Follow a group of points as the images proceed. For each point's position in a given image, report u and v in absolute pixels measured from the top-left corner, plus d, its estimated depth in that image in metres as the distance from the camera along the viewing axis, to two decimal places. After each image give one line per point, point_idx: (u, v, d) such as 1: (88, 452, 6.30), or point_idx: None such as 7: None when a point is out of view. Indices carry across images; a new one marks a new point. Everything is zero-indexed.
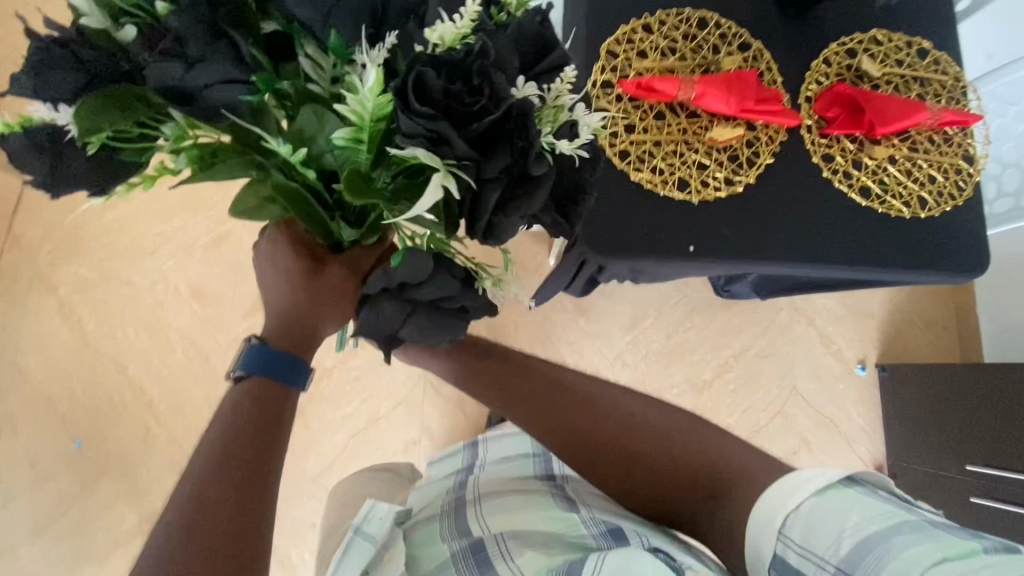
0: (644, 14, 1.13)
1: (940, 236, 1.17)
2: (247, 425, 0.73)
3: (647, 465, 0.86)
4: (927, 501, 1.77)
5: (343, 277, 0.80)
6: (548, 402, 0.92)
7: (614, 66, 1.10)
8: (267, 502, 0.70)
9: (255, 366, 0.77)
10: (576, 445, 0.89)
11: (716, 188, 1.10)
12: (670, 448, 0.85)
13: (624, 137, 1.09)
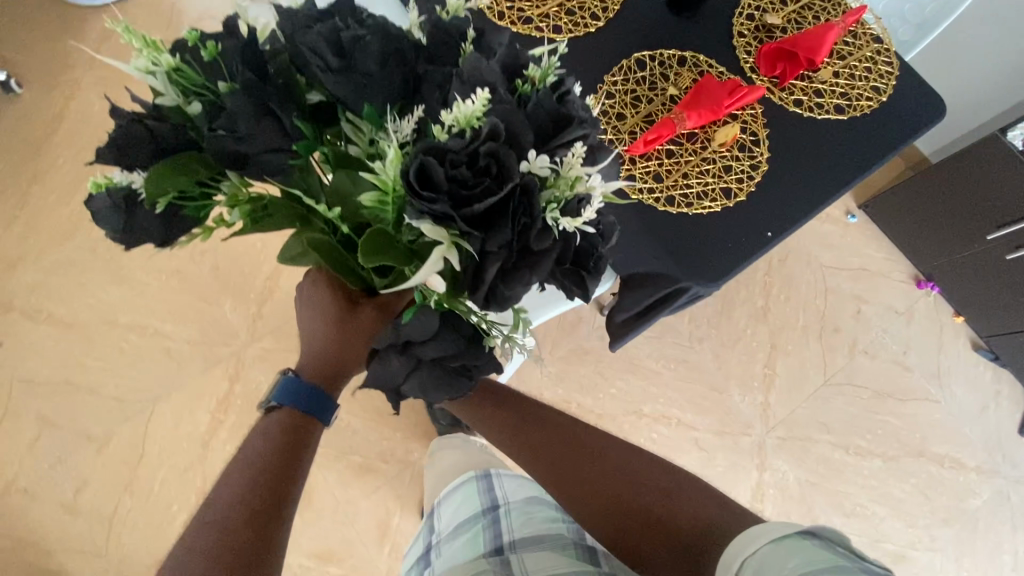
0: (599, 85, 0.87)
1: (894, 106, 0.89)
2: (259, 476, 0.54)
3: (604, 501, 0.63)
4: (976, 304, 1.41)
5: (374, 320, 0.55)
6: (523, 420, 0.74)
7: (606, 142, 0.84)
8: None
9: (292, 400, 0.56)
10: (542, 469, 0.70)
11: (756, 176, 0.83)
12: (643, 490, 0.62)
13: (653, 188, 0.82)
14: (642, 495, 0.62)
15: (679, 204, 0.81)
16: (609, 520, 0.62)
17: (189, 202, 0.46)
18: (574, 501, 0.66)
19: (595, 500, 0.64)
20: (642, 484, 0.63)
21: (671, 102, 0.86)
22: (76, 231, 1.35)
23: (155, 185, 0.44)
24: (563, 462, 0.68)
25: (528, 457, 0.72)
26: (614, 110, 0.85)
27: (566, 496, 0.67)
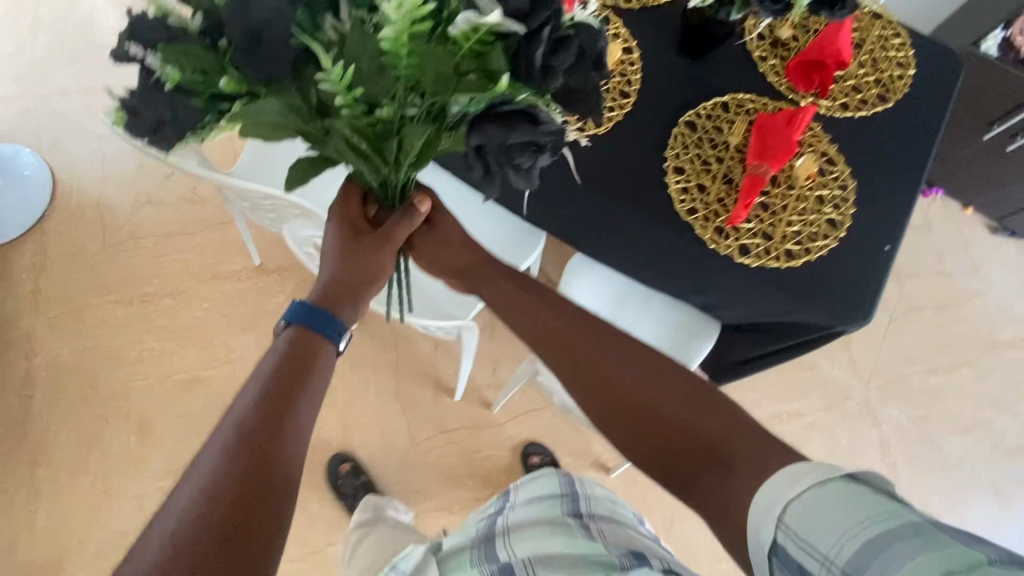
0: (664, 162, 0.82)
1: (920, 73, 0.91)
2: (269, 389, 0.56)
3: (650, 419, 0.64)
4: (984, 194, 1.49)
5: (381, 246, 0.70)
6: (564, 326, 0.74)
7: (702, 218, 0.80)
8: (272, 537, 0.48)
9: (306, 319, 0.63)
10: (589, 385, 0.70)
11: (850, 195, 0.81)
12: (688, 414, 0.62)
13: (768, 246, 0.79)
14: (683, 423, 0.62)
15: (798, 253, 0.79)
16: (648, 439, 0.64)
17: (194, 92, 0.53)
18: (616, 420, 0.67)
19: (633, 420, 0.65)
20: (689, 411, 0.62)
21: (738, 151, 0.83)
22: (112, 499, 1.19)
23: (166, 63, 0.50)
24: (614, 382, 0.68)
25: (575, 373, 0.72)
26: (693, 183, 0.81)
27: (610, 419, 0.67)
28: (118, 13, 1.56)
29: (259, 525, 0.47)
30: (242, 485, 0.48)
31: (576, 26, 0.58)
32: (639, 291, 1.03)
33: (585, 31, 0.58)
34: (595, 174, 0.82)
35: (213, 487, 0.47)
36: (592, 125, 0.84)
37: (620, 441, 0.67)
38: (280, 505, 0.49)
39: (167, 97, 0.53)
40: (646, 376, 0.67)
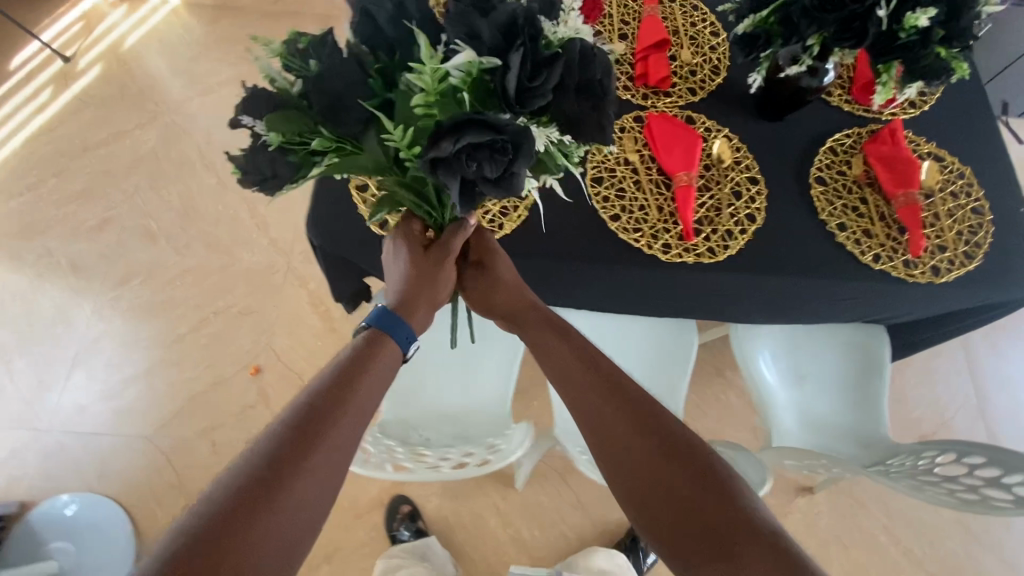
0: (825, 226, 0.86)
1: None
2: (332, 390, 0.57)
3: (669, 490, 0.57)
4: None
5: (445, 259, 0.69)
6: (581, 374, 0.68)
7: (889, 259, 0.84)
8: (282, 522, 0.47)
9: (381, 326, 0.64)
10: (611, 432, 0.62)
11: (971, 180, 0.89)
12: (706, 495, 0.56)
13: (949, 253, 0.85)
14: (703, 513, 0.55)
15: (972, 249, 0.85)
16: (658, 509, 0.57)
17: (292, 150, 0.56)
18: (617, 472, 0.61)
19: (645, 488, 0.59)
20: (721, 502, 0.55)
21: (871, 186, 0.89)
22: None
23: (269, 127, 0.53)
24: (639, 435, 0.61)
25: (582, 423, 0.65)
26: (861, 234, 0.85)
27: (621, 472, 0.60)
28: (94, 300, 1.38)
29: (267, 529, 0.46)
30: (280, 477, 0.48)
31: (564, 43, 0.51)
32: (799, 331, 1.06)
33: (575, 46, 0.51)
34: (776, 262, 0.84)
35: (243, 481, 0.48)
36: (748, 223, 0.85)
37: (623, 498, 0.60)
38: (287, 512, 0.48)
39: (267, 155, 0.54)
40: (680, 444, 0.60)
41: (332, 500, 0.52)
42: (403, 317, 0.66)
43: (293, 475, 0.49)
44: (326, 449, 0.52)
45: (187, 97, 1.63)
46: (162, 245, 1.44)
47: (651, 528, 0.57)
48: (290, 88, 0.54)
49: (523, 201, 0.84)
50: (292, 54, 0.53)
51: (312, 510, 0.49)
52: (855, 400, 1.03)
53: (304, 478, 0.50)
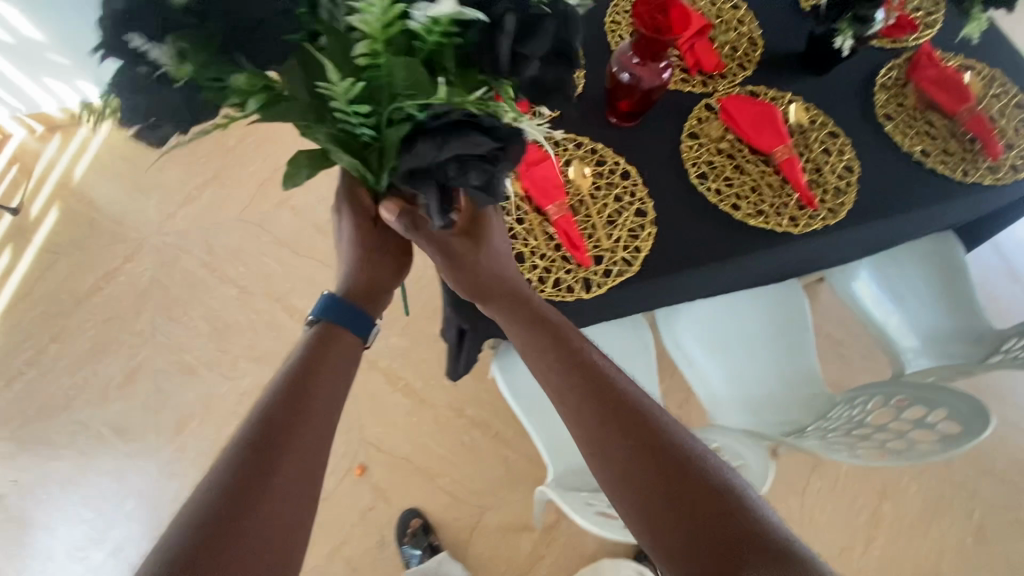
0: (912, 156, 0.91)
1: None
2: (285, 399, 0.54)
3: (673, 503, 0.54)
4: None
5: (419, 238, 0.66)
6: (587, 380, 0.64)
7: (975, 169, 0.91)
8: (261, 519, 0.47)
9: (334, 314, 0.62)
10: (611, 448, 0.59)
11: (1004, 78, 0.98)
12: (712, 506, 0.53)
13: (1018, 147, 0.92)
14: (709, 526, 0.52)
15: None
16: (663, 524, 0.54)
17: (203, 87, 0.45)
18: (613, 474, 0.58)
19: (642, 496, 0.56)
20: (731, 513, 0.52)
21: (929, 108, 0.95)
22: None
23: (175, 53, 0.42)
24: (638, 451, 0.58)
25: (581, 424, 0.62)
26: (944, 153, 0.92)
27: (624, 484, 0.57)
28: (158, 458, 1.25)
29: (252, 529, 0.46)
30: (243, 500, 0.47)
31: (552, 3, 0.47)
32: (883, 258, 1.14)
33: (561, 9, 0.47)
34: (884, 203, 0.88)
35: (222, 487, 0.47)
36: (849, 175, 0.88)
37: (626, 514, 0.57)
38: (267, 515, 0.47)
39: (173, 95, 0.45)
40: (684, 456, 0.57)
41: (311, 501, 0.51)
42: (354, 300, 0.64)
43: (269, 477, 0.49)
44: (292, 451, 0.51)
45: (168, 214, 1.48)
46: (208, 376, 1.33)
47: (647, 533, 0.55)
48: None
49: (645, 219, 0.84)
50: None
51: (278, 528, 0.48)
52: (953, 303, 1.11)
53: (279, 479, 0.49)
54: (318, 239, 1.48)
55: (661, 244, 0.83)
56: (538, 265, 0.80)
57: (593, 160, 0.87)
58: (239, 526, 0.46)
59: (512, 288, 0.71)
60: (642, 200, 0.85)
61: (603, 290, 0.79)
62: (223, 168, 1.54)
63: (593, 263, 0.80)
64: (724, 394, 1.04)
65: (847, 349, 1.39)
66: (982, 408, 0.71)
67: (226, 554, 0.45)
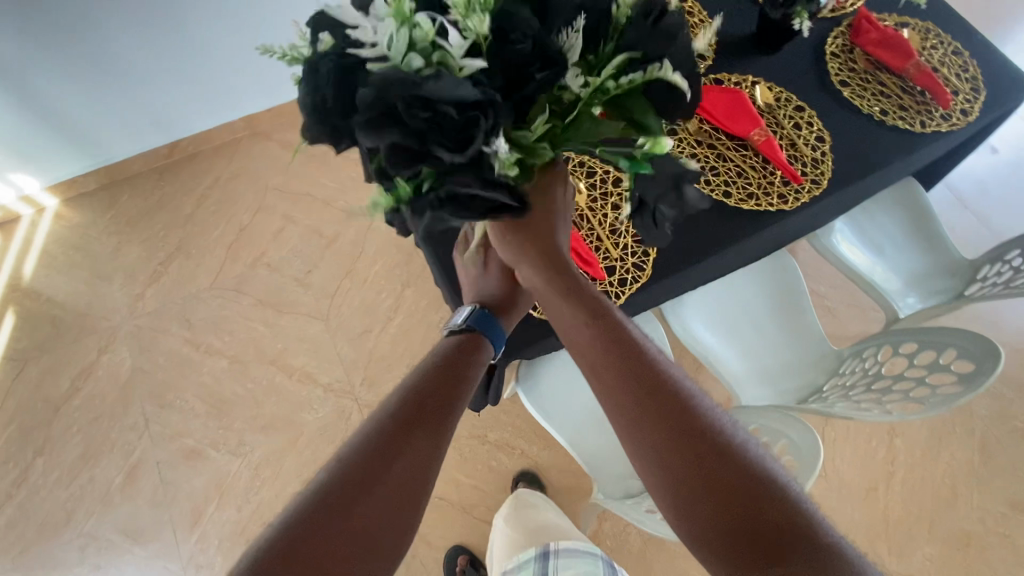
0: (872, 117, 0.97)
1: None
2: (408, 401, 0.56)
3: (711, 493, 0.51)
4: None
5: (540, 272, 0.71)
6: (625, 353, 0.60)
7: (931, 119, 0.97)
8: (365, 516, 0.48)
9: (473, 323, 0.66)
10: (645, 430, 0.55)
11: (936, 29, 1.04)
12: (751, 494, 0.50)
13: (963, 91, 0.99)
14: (744, 514, 0.50)
15: (975, 81, 1.00)
16: (697, 515, 0.51)
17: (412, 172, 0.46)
18: (650, 448, 0.55)
19: (679, 477, 0.53)
20: (768, 507, 0.49)
21: (877, 68, 1.01)
22: None
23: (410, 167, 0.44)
24: (676, 439, 0.54)
25: (616, 394, 0.58)
26: (900, 110, 0.97)
27: (660, 462, 0.54)
28: (180, 554, 1.19)
29: (352, 528, 0.47)
30: (349, 498, 0.48)
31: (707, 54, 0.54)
32: (855, 214, 1.20)
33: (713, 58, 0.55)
34: (859, 165, 0.93)
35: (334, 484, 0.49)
36: (822, 144, 0.93)
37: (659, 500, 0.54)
38: (370, 515, 0.48)
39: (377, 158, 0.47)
40: (726, 448, 0.53)
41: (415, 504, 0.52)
42: (489, 314, 0.68)
43: (376, 479, 0.50)
44: (409, 458, 0.52)
45: (137, 296, 1.44)
46: (215, 457, 1.27)
47: (681, 511, 0.52)
48: (416, 34, 0.40)
49: None
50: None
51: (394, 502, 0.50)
52: (927, 245, 1.18)
53: (385, 480, 0.50)
54: (300, 293, 1.44)
55: (665, 242, 0.85)
56: None
57: (584, 174, 0.88)
58: (344, 527, 0.47)
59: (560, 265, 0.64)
60: None
61: (621, 300, 0.81)
62: (186, 239, 1.52)
63: (607, 275, 0.82)
64: (740, 373, 1.08)
65: (834, 302, 1.46)
66: (993, 348, 0.75)
67: (325, 543, 0.46)
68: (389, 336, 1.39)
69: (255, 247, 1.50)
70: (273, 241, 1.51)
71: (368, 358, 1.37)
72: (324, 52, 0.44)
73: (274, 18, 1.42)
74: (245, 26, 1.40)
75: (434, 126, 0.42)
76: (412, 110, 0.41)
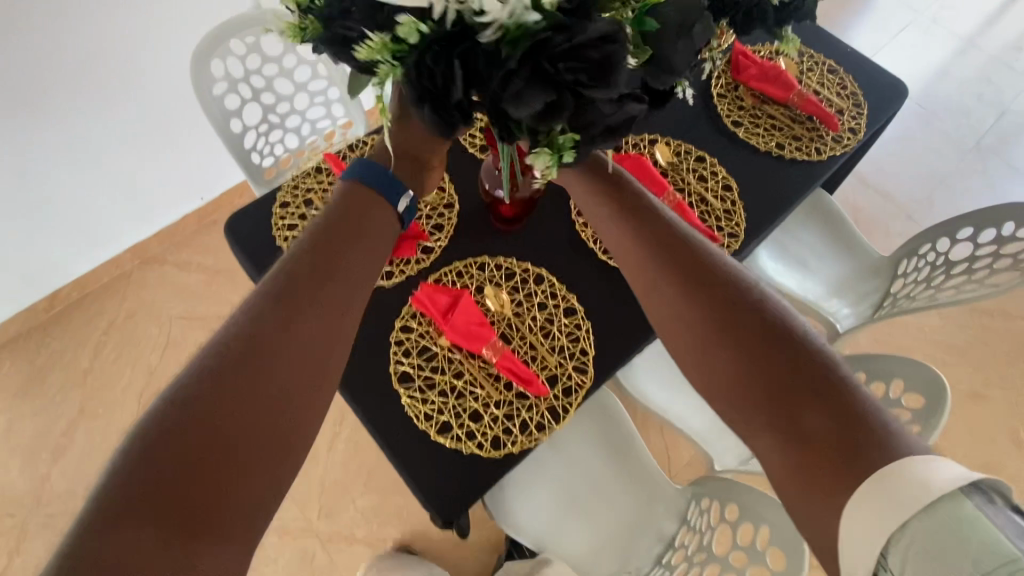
0: (772, 153, 0.97)
1: None
2: (264, 320, 0.56)
3: (760, 378, 0.59)
4: None
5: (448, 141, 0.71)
6: (689, 261, 0.69)
7: (827, 145, 0.98)
8: (211, 435, 0.49)
9: (363, 175, 0.68)
10: (699, 329, 0.65)
11: (809, 51, 1.07)
12: (805, 379, 0.57)
13: (848, 110, 1.02)
14: (798, 394, 0.57)
15: (856, 97, 1.03)
16: (757, 413, 0.59)
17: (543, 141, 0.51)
18: (710, 344, 0.64)
19: (731, 366, 0.62)
20: (818, 386, 0.56)
21: (765, 102, 1.02)
22: None
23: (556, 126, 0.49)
24: (732, 336, 0.62)
25: (684, 296, 0.67)
26: (796, 140, 0.98)
27: (714, 349, 0.63)
28: None
29: (202, 459, 0.48)
30: (195, 428, 0.49)
31: None
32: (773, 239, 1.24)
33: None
34: (769, 206, 0.93)
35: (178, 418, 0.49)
36: (730, 193, 0.93)
37: (710, 385, 0.64)
38: (225, 435, 0.50)
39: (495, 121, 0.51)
40: (780, 341, 0.60)
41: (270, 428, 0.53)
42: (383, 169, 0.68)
43: (227, 400, 0.51)
44: (264, 374, 0.54)
45: (43, 477, 1.28)
46: None
47: (738, 387, 0.61)
48: None
49: (577, 315, 0.81)
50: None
51: (275, 378, 0.54)
52: (846, 248, 1.22)
53: (236, 403, 0.51)
54: None
55: (599, 330, 0.81)
56: (498, 414, 0.74)
57: (503, 277, 0.84)
58: (192, 455, 0.48)
59: (637, 203, 0.74)
60: (567, 298, 0.82)
61: (572, 411, 0.75)
62: (88, 397, 1.36)
63: (551, 387, 0.76)
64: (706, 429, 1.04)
65: None
66: (936, 381, 0.74)
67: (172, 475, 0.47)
68: (339, 455, 1.30)
69: None
70: None
71: (320, 484, 1.27)
72: (424, 44, 0.47)
73: (137, 149, 1.30)
74: (108, 163, 1.28)
75: (582, 73, 0.46)
76: (558, 62, 0.46)
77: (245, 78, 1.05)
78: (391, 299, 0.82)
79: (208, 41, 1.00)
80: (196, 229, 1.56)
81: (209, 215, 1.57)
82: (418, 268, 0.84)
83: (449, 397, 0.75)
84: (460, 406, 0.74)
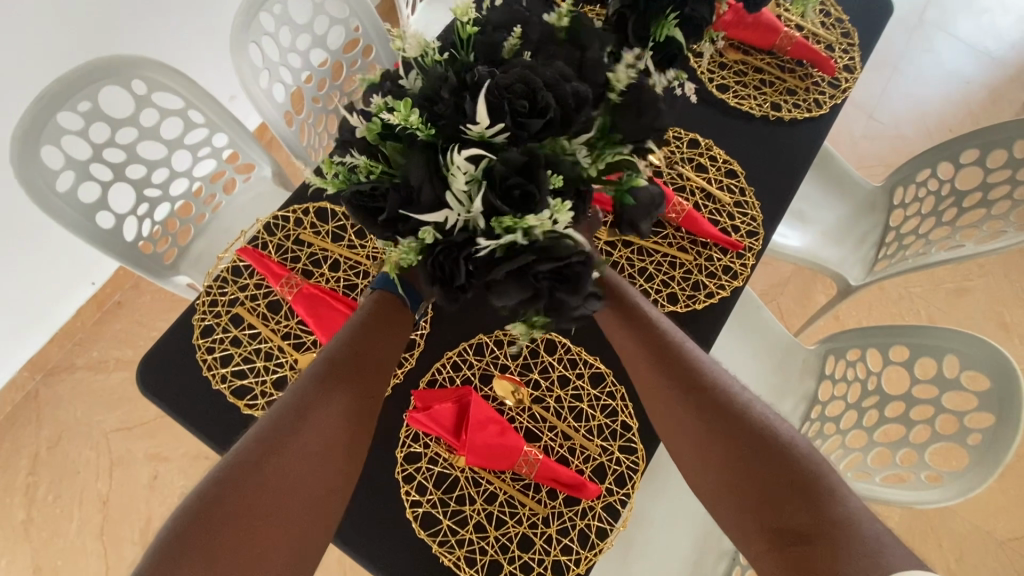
0: (772, 116, 0.83)
1: None
2: (271, 439, 0.52)
3: (748, 475, 0.55)
4: None
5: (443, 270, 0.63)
6: (689, 366, 0.60)
7: (828, 94, 0.84)
8: (221, 554, 0.47)
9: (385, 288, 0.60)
10: (687, 419, 0.58)
11: None
12: (812, 501, 0.52)
13: (838, 42, 0.87)
14: (804, 521, 0.52)
15: (842, 24, 0.89)
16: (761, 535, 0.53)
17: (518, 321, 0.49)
18: (712, 457, 0.57)
19: (735, 484, 0.55)
20: (825, 510, 0.52)
21: (751, 56, 0.86)
22: None
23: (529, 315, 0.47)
24: (738, 453, 0.56)
25: (685, 405, 0.59)
26: (794, 96, 0.84)
27: (714, 466, 0.57)
28: None
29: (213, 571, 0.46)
30: (210, 544, 0.47)
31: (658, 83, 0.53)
32: None
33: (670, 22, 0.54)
34: (779, 179, 0.80)
35: (192, 529, 0.47)
36: (736, 179, 0.78)
37: (693, 473, 0.59)
38: (235, 557, 0.47)
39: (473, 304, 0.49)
40: (770, 441, 0.56)
41: (274, 553, 0.49)
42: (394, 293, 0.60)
43: (238, 523, 0.48)
44: (270, 499, 0.50)
45: None
46: None
47: (742, 507, 0.55)
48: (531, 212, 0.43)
49: (606, 380, 0.69)
50: (509, 115, 0.44)
51: (296, 499, 0.51)
52: (835, 186, 1.14)
53: (246, 531, 0.48)
54: None
55: (630, 391, 0.69)
56: (552, 532, 0.62)
57: (508, 356, 0.69)
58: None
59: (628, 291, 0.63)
60: (589, 362, 0.69)
61: (632, 501, 0.64)
62: (38, 552, 1.16)
63: (601, 481, 0.64)
64: None
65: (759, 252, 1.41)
66: (1004, 363, 0.68)
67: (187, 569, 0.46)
68: None
69: (137, 517, 1.18)
70: (151, 494, 1.20)
71: (342, 570, 1.16)
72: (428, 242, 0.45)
73: None
74: None
75: (560, 282, 0.45)
76: (539, 272, 0.44)
77: (96, 158, 0.78)
78: (378, 423, 0.67)
79: (26, 129, 0.70)
80: (101, 317, 1.30)
81: (109, 297, 1.30)
82: (403, 372, 0.68)
83: (489, 529, 0.62)
84: (505, 536, 0.62)
